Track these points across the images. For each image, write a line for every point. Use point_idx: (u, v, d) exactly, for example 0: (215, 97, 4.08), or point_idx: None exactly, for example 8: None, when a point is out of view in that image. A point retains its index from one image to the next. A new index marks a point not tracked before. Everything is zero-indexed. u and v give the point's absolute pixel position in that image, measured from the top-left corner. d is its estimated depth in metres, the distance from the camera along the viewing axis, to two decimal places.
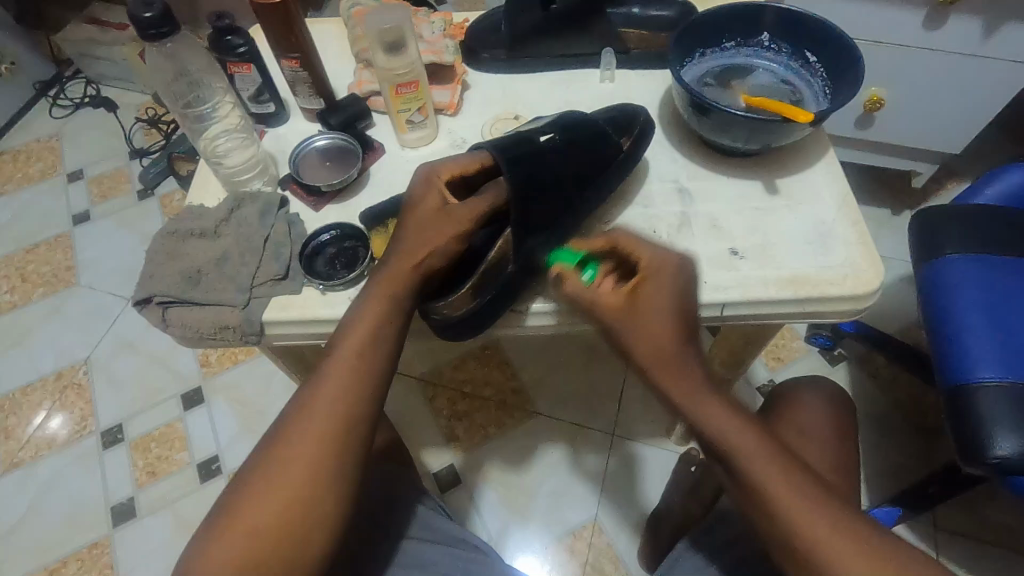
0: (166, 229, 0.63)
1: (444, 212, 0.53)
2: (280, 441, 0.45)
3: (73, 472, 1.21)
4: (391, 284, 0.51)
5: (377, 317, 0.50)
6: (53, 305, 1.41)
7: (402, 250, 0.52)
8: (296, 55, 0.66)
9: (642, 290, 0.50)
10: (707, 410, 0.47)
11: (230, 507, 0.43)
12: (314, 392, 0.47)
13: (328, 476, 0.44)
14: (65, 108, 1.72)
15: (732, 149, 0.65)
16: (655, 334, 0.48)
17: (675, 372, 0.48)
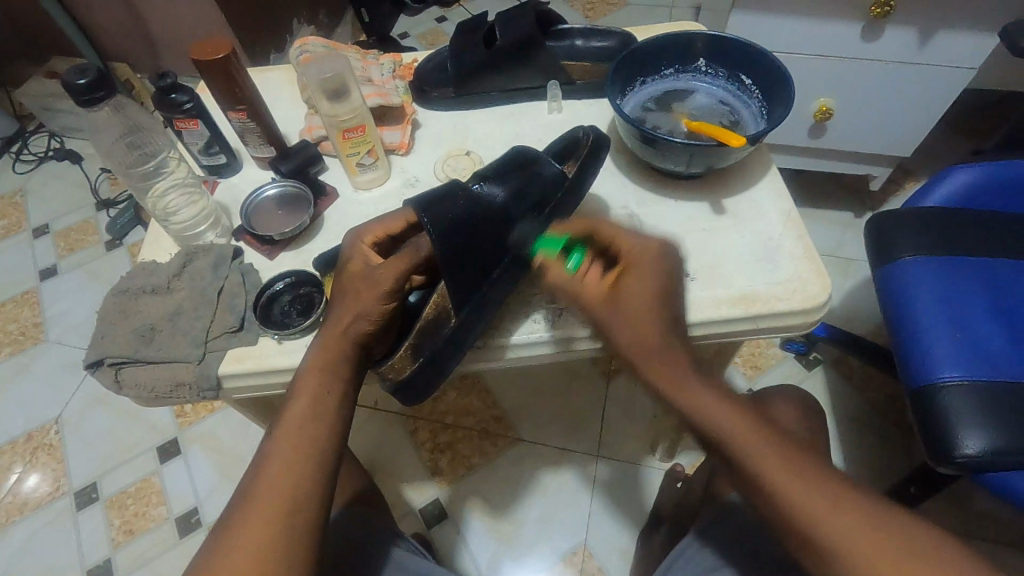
0: (118, 287, 0.62)
1: (365, 275, 0.52)
2: (242, 505, 0.46)
3: (47, 535, 1.17)
4: (324, 356, 0.51)
5: (318, 383, 0.50)
6: (21, 364, 1.38)
7: (332, 320, 0.52)
8: (242, 106, 0.67)
9: (625, 281, 0.53)
10: (694, 398, 0.50)
11: (211, 557, 0.44)
12: (269, 456, 0.48)
13: (286, 534, 0.44)
14: (29, 163, 1.71)
15: (678, 173, 0.66)
16: (636, 326, 0.51)
17: (658, 359, 0.51)
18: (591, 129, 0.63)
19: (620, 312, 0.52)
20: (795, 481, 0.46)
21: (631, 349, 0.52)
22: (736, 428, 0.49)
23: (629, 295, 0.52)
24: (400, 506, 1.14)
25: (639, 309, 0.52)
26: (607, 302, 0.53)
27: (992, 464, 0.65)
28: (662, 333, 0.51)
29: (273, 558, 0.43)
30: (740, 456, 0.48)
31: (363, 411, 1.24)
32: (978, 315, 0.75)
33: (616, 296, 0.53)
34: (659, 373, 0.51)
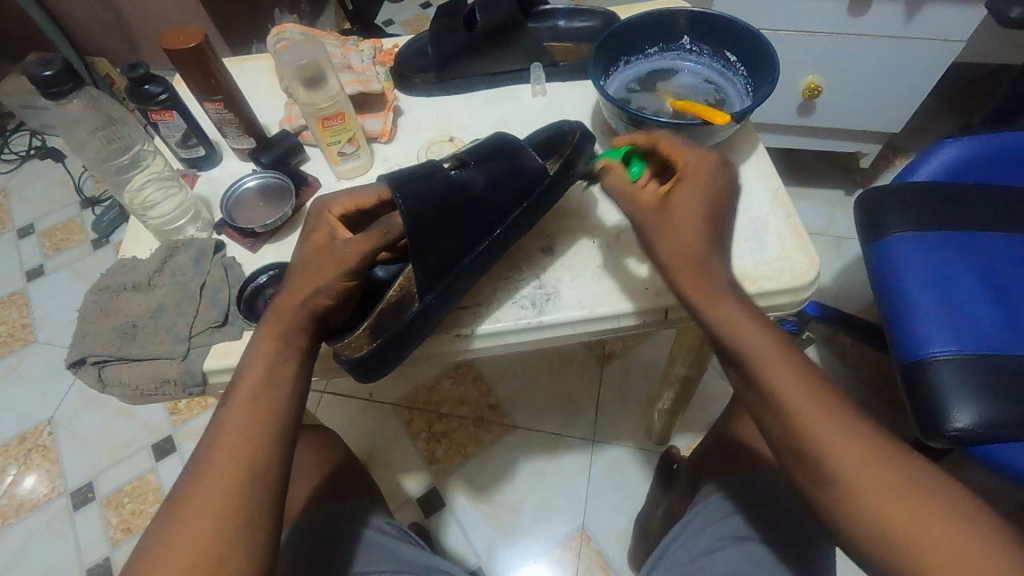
0: (98, 285, 0.61)
1: (328, 251, 0.50)
2: (196, 472, 0.45)
3: (44, 536, 1.17)
4: (273, 332, 0.50)
5: (270, 355, 0.50)
6: (10, 366, 1.37)
7: (287, 294, 0.51)
8: (218, 97, 0.65)
9: (680, 189, 0.53)
10: (729, 318, 0.49)
11: (167, 523, 0.43)
12: (220, 428, 0.47)
13: (244, 500, 0.44)
14: (11, 163, 1.68)
15: None
16: (683, 236, 0.51)
17: (699, 275, 0.50)
18: (573, 124, 0.62)
19: (665, 221, 0.52)
20: (815, 414, 0.45)
21: (673, 261, 0.51)
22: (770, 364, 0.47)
23: (677, 205, 0.52)
24: (397, 497, 1.14)
25: (684, 221, 0.52)
26: (656, 211, 0.53)
27: (982, 436, 0.65)
28: (706, 243, 0.51)
29: (227, 540, 0.42)
30: (767, 386, 0.47)
31: (357, 403, 1.24)
32: (967, 288, 0.75)
33: (666, 207, 0.53)
34: (694, 283, 0.50)
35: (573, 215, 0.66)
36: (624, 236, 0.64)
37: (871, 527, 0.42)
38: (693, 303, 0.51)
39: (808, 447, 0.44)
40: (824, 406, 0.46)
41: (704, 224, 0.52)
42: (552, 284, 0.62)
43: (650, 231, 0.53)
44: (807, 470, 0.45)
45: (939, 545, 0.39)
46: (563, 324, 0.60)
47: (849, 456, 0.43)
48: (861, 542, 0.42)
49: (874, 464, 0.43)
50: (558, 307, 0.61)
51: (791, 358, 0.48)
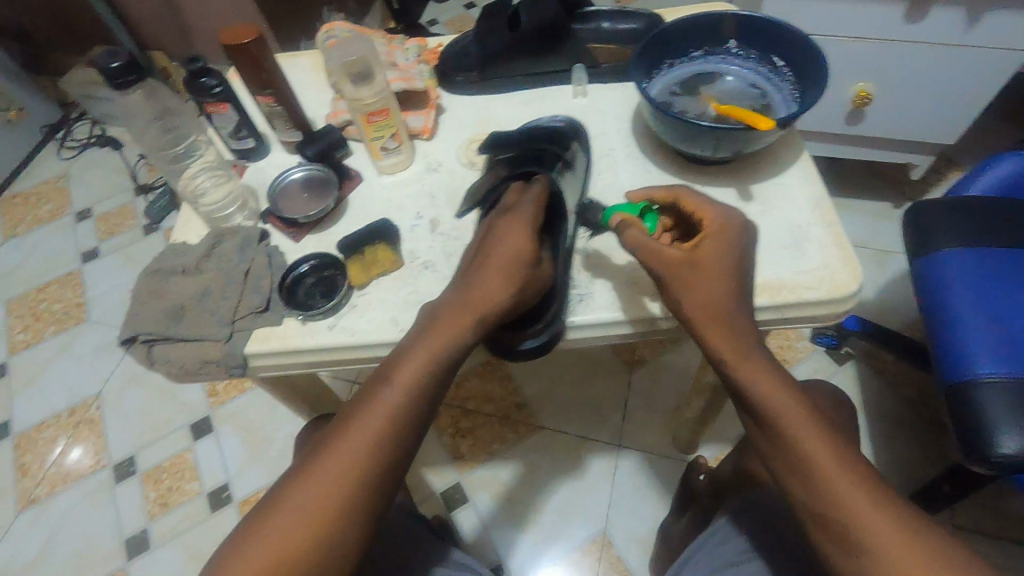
0: (150, 268, 0.64)
1: (528, 254, 0.54)
2: (325, 447, 0.47)
3: (88, 505, 1.23)
4: (452, 332, 0.51)
5: (440, 350, 0.50)
6: (64, 342, 1.44)
7: (480, 291, 0.52)
8: (269, 91, 0.67)
9: (706, 245, 0.52)
10: (753, 373, 0.49)
11: (281, 494, 0.46)
12: (365, 410, 0.48)
13: (348, 497, 0.45)
14: (73, 149, 1.78)
15: (703, 158, 0.64)
16: (708, 292, 0.51)
17: (722, 329, 0.50)
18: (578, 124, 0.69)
19: (695, 276, 0.51)
20: (834, 467, 0.45)
21: (702, 318, 0.51)
22: (794, 411, 0.47)
23: (703, 263, 0.52)
24: (422, 489, 1.16)
25: (711, 279, 0.51)
26: (687, 264, 0.51)
27: None
28: (733, 299, 0.51)
29: (323, 535, 0.44)
30: (787, 436, 0.47)
31: None
32: (1021, 308, 0.71)
33: (696, 260, 0.51)
34: (721, 338, 0.50)
35: None
36: None
37: None
38: (722, 359, 0.50)
39: (822, 496, 0.45)
40: (846, 457, 0.46)
41: (732, 274, 0.52)
42: (586, 286, 0.61)
43: (673, 287, 0.52)
44: (819, 520, 0.45)
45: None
46: (585, 330, 0.60)
47: (865, 515, 0.43)
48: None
49: (892, 524, 0.42)
50: (589, 308, 0.60)
51: (814, 414, 0.48)
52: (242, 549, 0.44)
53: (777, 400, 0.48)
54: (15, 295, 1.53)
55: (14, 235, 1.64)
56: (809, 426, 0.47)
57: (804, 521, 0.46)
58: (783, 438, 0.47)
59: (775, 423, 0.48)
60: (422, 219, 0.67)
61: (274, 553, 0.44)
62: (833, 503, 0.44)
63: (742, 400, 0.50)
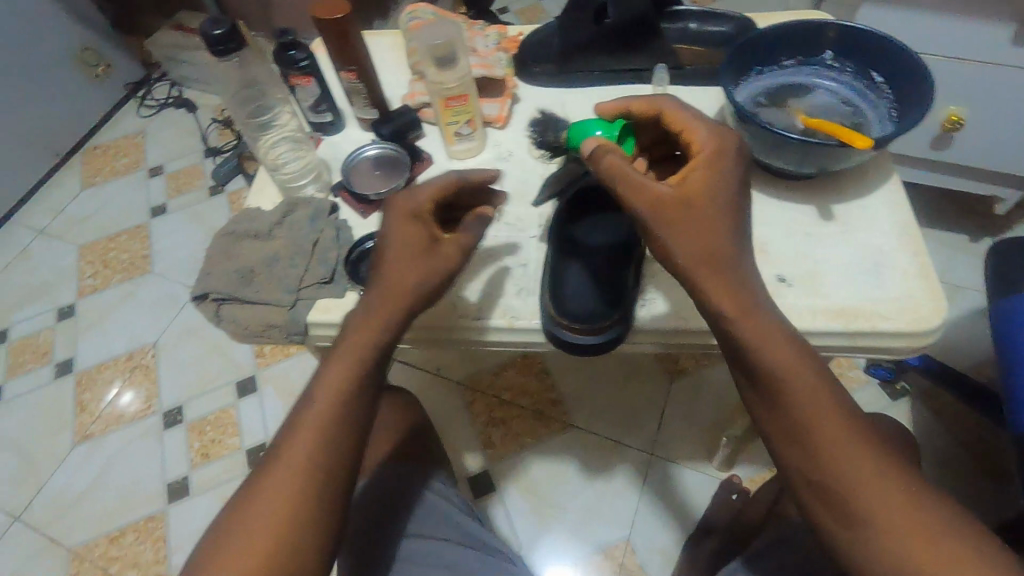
0: (225, 230, 0.67)
1: (416, 246, 0.51)
2: (268, 457, 0.46)
3: (136, 446, 1.30)
4: (373, 324, 0.50)
5: (364, 344, 0.49)
6: (128, 290, 1.52)
7: (392, 279, 0.50)
8: (352, 67, 0.69)
9: (696, 176, 0.48)
10: (757, 330, 0.46)
11: (234, 512, 0.45)
12: (302, 414, 0.47)
13: (300, 495, 0.45)
14: (152, 108, 1.86)
15: (786, 172, 0.62)
16: (709, 238, 0.47)
17: (727, 275, 0.46)
18: None
19: (691, 219, 0.47)
20: (840, 436, 0.43)
21: (701, 268, 0.46)
22: (798, 373, 0.45)
23: (695, 199, 0.47)
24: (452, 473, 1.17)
25: (703, 220, 0.46)
26: (679, 204, 0.47)
27: None
28: (734, 244, 0.47)
29: (288, 535, 0.44)
30: (792, 401, 0.44)
31: (423, 375, 1.28)
32: None
33: (691, 203, 0.47)
34: (725, 292, 0.46)
35: None
36: None
37: (890, 554, 0.41)
38: (722, 315, 0.46)
39: (830, 470, 0.43)
40: (851, 417, 0.44)
41: (733, 221, 0.47)
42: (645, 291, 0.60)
43: (670, 231, 0.47)
44: (822, 492, 0.43)
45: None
46: (643, 333, 0.59)
47: (876, 495, 0.42)
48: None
49: (895, 491, 0.42)
50: (649, 313, 0.58)
51: (826, 383, 0.45)
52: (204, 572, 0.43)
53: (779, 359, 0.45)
54: (88, 241, 1.62)
55: (91, 185, 1.73)
56: (813, 390, 0.44)
57: (806, 498, 0.44)
58: (788, 402, 0.44)
59: (777, 386, 0.45)
60: None
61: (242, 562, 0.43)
62: (835, 472, 0.43)
63: (739, 359, 0.47)
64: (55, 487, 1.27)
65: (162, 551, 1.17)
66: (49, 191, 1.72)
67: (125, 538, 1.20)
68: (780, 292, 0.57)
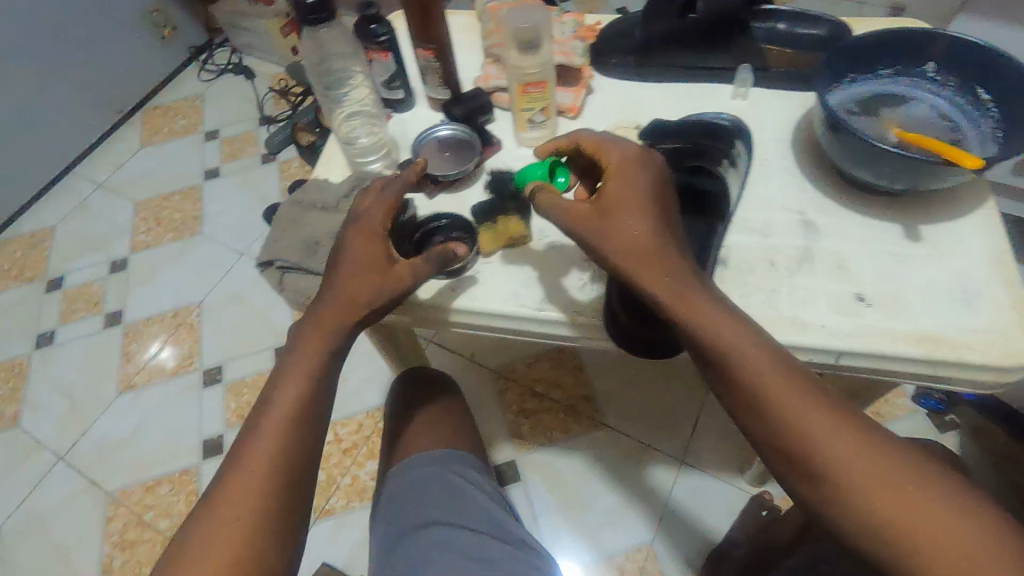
0: (293, 199, 0.67)
1: (369, 262, 0.54)
2: (234, 456, 0.50)
3: (176, 401, 1.34)
4: (325, 331, 0.54)
5: (316, 349, 0.54)
6: (178, 249, 1.56)
7: (342, 294, 0.54)
8: (432, 45, 0.68)
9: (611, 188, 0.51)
10: (691, 308, 0.48)
11: (205, 508, 0.48)
12: (264, 415, 0.51)
13: (267, 484, 0.49)
14: (212, 73, 1.90)
15: (874, 187, 0.59)
16: (634, 235, 0.50)
17: (657, 262, 0.49)
18: (738, 122, 0.64)
19: (612, 224, 0.50)
20: (791, 402, 0.45)
21: (631, 262, 0.50)
22: (736, 347, 0.47)
23: (610, 210, 0.51)
24: None
25: (620, 225, 0.50)
26: (597, 217, 0.51)
27: None
28: (657, 231, 0.50)
29: (263, 517, 0.48)
30: (738, 375, 0.47)
31: (458, 359, 1.29)
32: None
33: (608, 212, 0.51)
34: (657, 279, 0.49)
35: (752, 228, 0.61)
36: (808, 262, 0.58)
37: (860, 508, 0.42)
38: (659, 300, 0.49)
39: (792, 433, 0.44)
40: (799, 382, 0.46)
41: (652, 212, 0.50)
42: None
43: (601, 240, 0.51)
44: (790, 459, 0.45)
45: (961, 553, 0.39)
46: None
47: (835, 450, 0.43)
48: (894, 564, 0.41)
49: (852, 445, 0.43)
50: None
51: (766, 351, 0.47)
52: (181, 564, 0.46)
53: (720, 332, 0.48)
54: (143, 197, 1.67)
55: (149, 143, 1.77)
56: (755, 359, 0.47)
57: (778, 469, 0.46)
58: (734, 376, 0.47)
59: (723, 360, 0.47)
60: None
61: (220, 547, 0.46)
62: (795, 437, 0.44)
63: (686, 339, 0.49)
64: (98, 432, 1.32)
65: (195, 504, 1.21)
66: (110, 146, 1.78)
67: (160, 488, 1.24)
68: (857, 312, 0.55)
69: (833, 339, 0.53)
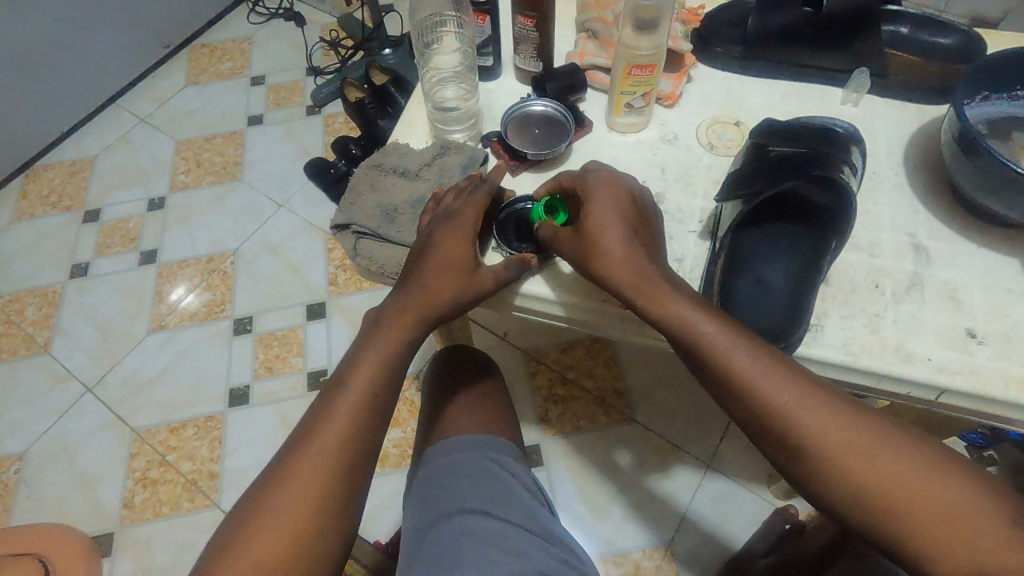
0: (372, 161, 0.65)
1: (449, 263, 0.52)
2: (299, 439, 0.48)
3: (206, 346, 1.34)
4: (401, 324, 0.52)
5: (393, 343, 0.52)
6: (217, 194, 1.54)
7: (424, 289, 0.52)
8: (534, 14, 0.64)
9: (590, 208, 0.53)
10: (673, 306, 0.49)
11: (264, 488, 0.47)
12: (332, 401, 0.49)
13: (331, 472, 0.47)
14: (262, 16, 1.85)
15: (999, 217, 0.55)
16: (611, 245, 0.51)
17: (634, 266, 0.51)
18: (852, 126, 0.59)
19: (592, 236, 0.52)
20: (781, 399, 0.45)
21: (615, 267, 0.51)
22: (719, 344, 0.48)
23: (585, 220, 0.53)
24: None
25: (601, 226, 0.52)
26: (578, 237, 0.53)
27: None
28: (627, 242, 0.52)
29: (321, 505, 0.46)
30: (726, 375, 0.47)
31: (491, 337, 1.27)
32: None
33: (586, 228, 0.53)
34: (641, 285, 0.50)
35: (858, 245, 0.57)
36: (917, 288, 0.55)
37: (864, 495, 0.43)
38: (642, 305, 0.50)
39: (789, 430, 0.45)
40: (783, 376, 0.46)
41: (623, 223, 0.52)
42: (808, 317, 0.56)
43: (584, 261, 0.53)
44: (790, 455, 0.45)
45: (958, 522, 0.40)
46: None
47: (825, 438, 0.44)
48: (896, 543, 0.42)
49: (843, 433, 0.44)
50: (817, 341, 0.53)
51: (746, 346, 0.48)
52: (238, 541, 0.44)
53: (703, 329, 0.48)
54: (186, 137, 1.64)
55: (194, 82, 1.74)
56: (738, 355, 0.47)
57: (780, 465, 0.46)
58: (721, 375, 0.48)
59: (709, 360, 0.48)
60: (647, 188, 0.63)
61: (279, 529, 0.45)
62: (791, 437, 0.45)
63: (672, 340, 0.50)
64: (127, 369, 1.33)
65: (217, 451, 1.21)
66: (156, 81, 1.75)
67: (184, 431, 1.24)
68: (968, 348, 0.52)
69: (938, 376, 0.51)
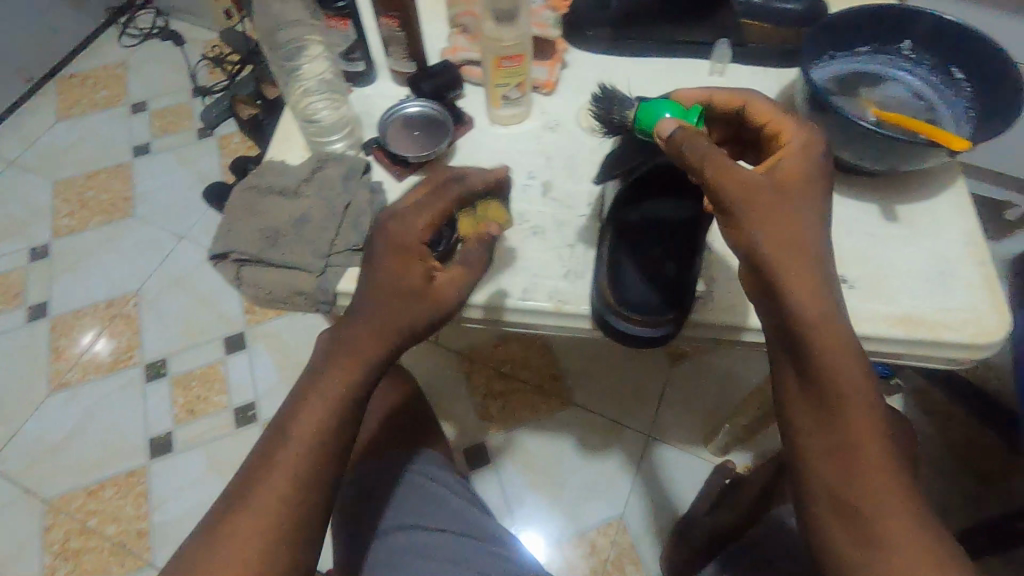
0: (248, 184, 0.62)
1: (401, 287, 0.46)
2: (240, 488, 0.44)
3: (117, 398, 1.24)
4: (355, 362, 0.45)
5: (342, 375, 0.45)
6: (108, 234, 1.43)
7: (371, 317, 0.46)
8: (396, 13, 0.63)
9: (789, 164, 0.43)
10: (833, 339, 0.41)
11: (207, 544, 0.43)
12: (275, 444, 0.44)
13: (277, 524, 0.42)
14: (134, 38, 1.73)
15: (856, 168, 0.59)
16: (804, 232, 0.41)
17: (806, 268, 0.41)
18: None
19: (782, 205, 0.41)
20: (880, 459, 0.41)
21: (779, 260, 0.41)
22: (861, 391, 0.41)
23: (785, 170, 0.43)
24: None
25: (800, 209, 0.42)
26: (771, 189, 0.42)
27: None
28: (820, 233, 0.42)
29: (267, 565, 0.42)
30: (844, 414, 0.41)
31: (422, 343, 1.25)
32: None
33: (786, 193, 0.42)
34: (804, 283, 0.40)
35: None
36: None
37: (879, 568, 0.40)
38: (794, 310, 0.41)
39: (867, 483, 0.40)
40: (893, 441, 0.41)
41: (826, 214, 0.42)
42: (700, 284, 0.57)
43: (752, 221, 0.41)
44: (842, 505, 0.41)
45: None
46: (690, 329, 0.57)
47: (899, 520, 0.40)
48: None
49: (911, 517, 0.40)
50: None
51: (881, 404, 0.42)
52: None
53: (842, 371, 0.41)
54: (64, 176, 1.51)
55: (67, 116, 1.60)
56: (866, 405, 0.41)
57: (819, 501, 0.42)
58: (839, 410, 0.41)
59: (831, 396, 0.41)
60: (535, 179, 0.63)
61: None
62: (865, 491, 0.40)
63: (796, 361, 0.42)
64: (29, 436, 1.21)
65: (144, 507, 1.13)
66: (22, 119, 1.59)
67: (103, 492, 1.15)
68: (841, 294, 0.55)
69: None
